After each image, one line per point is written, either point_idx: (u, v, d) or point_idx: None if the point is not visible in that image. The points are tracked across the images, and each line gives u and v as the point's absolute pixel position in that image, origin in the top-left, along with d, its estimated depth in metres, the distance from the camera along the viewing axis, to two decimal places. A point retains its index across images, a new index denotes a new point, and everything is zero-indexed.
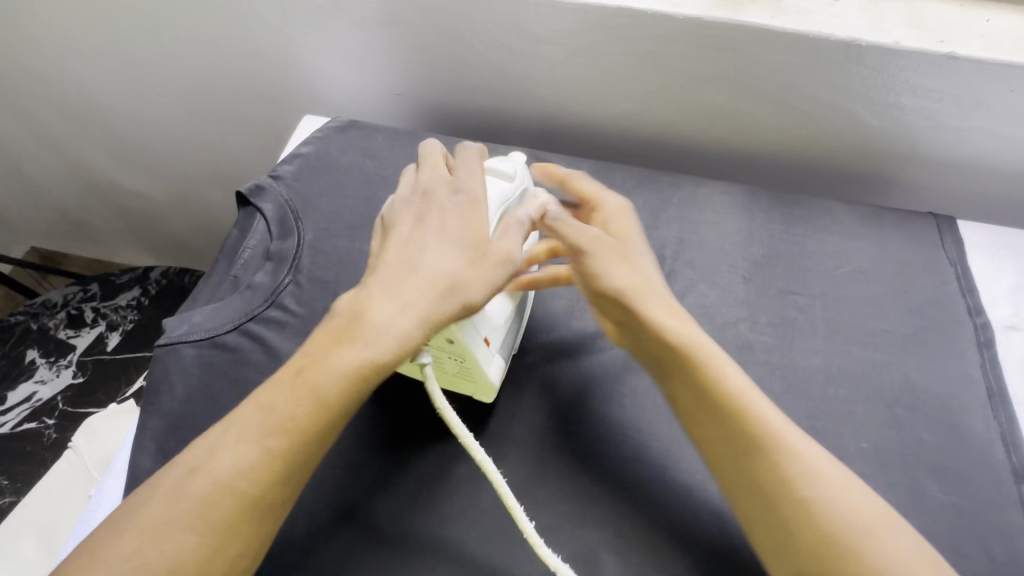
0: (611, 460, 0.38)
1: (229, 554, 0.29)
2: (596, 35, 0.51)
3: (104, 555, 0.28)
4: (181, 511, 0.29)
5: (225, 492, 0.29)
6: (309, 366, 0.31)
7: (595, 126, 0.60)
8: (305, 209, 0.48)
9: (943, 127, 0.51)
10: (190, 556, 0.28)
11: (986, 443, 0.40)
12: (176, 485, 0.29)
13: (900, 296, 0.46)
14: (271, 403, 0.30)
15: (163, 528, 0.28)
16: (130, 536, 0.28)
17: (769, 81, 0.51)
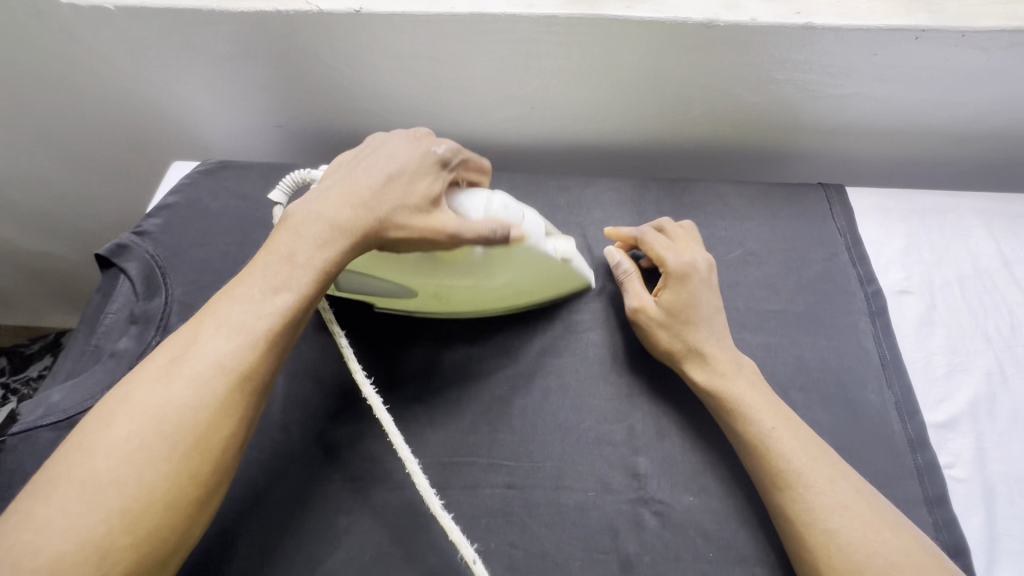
0: (501, 489, 0.38)
1: (215, 425, 0.31)
2: (461, 44, 0.50)
3: (97, 436, 0.30)
4: (173, 386, 0.31)
5: (219, 372, 0.32)
6: (277, 246, 0.35)
7: (488, 137, 0.61)
8: (170, 262, 0.46)
9: (818, 95, 0.53)
10: (179, 425, 0.30)
11: (882, 414, 0.40)
12: (164, 367, 0.32)
13: (792, 273, 0.47)
14: (249, 284, 0.34)
15: (153, 415, 0.30)
16: (121, 412, 0.30)
17: (642, 71, 0.52)
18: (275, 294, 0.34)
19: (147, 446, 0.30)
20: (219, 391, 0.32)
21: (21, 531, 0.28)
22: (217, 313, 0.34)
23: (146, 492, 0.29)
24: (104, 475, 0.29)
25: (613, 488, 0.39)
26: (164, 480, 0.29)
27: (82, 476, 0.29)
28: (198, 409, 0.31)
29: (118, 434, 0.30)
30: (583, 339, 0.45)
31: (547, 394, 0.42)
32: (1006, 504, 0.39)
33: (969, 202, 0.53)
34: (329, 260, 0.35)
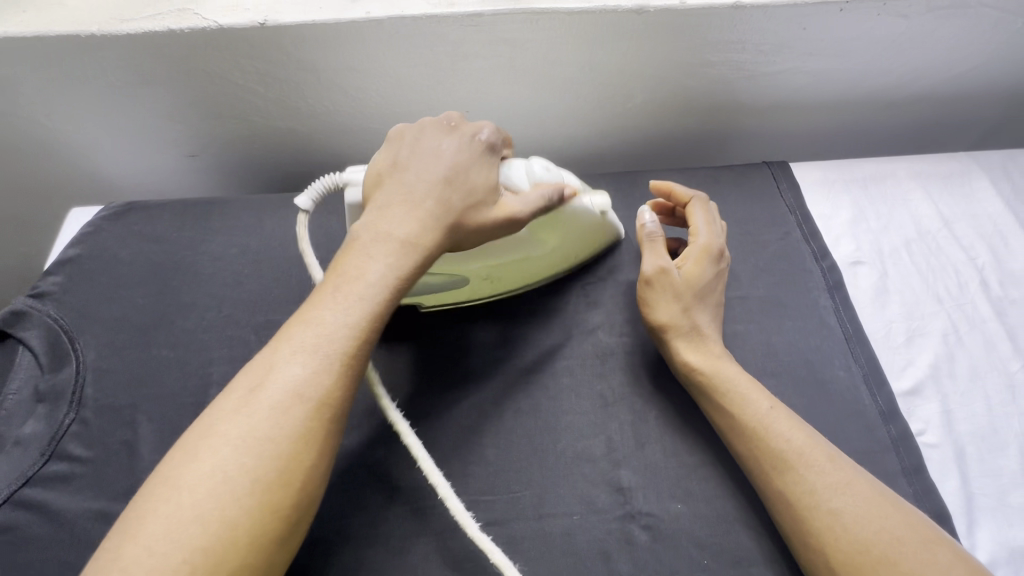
0: (507, 504, 0.49)
1: (294, 449, 0.42)
2: (394, 50, 0.64)
3: (187, 465, 0.41)
4: (253, 420, 0.42)
5: (297, 402, 0.43)
6: (359, 271, 0.48)
7: None
8: (77, 329, 0.60)
9: (753, 74, 0.69)
10: (263, 452, 0.41)
11: (852, 387, 0.51)
12: (240, 402, 0.43)
13: (749, 253, 0.59)
14: (325, 315, 0.46)
15: (240, 444, 0.41)
16: (213, 441, 0.42)
17: (576, 70, 0.67)
18: (348, 317, 0.46)
19: (230, 477, 0.40)
20: (297, 418, 0.43)
21: (124, 559, 0.37)
22: (297, 340, 0.45)
23: (228, 523, 0.39)
24: (200, 505, 0.39)
25: (599, 505, 0.49)
26: (242, 509, 0.40)
27: (178, 507, 0.39)
28: (276, 438, 0.42)
29: (212, 460, 0.41)
30: (564, 365, 0.56)
31: (551, 413, 0.53)
32: (975, 462, 0.51)
33: (907, 167, 0.71)
34: (399, 276, 0.48)
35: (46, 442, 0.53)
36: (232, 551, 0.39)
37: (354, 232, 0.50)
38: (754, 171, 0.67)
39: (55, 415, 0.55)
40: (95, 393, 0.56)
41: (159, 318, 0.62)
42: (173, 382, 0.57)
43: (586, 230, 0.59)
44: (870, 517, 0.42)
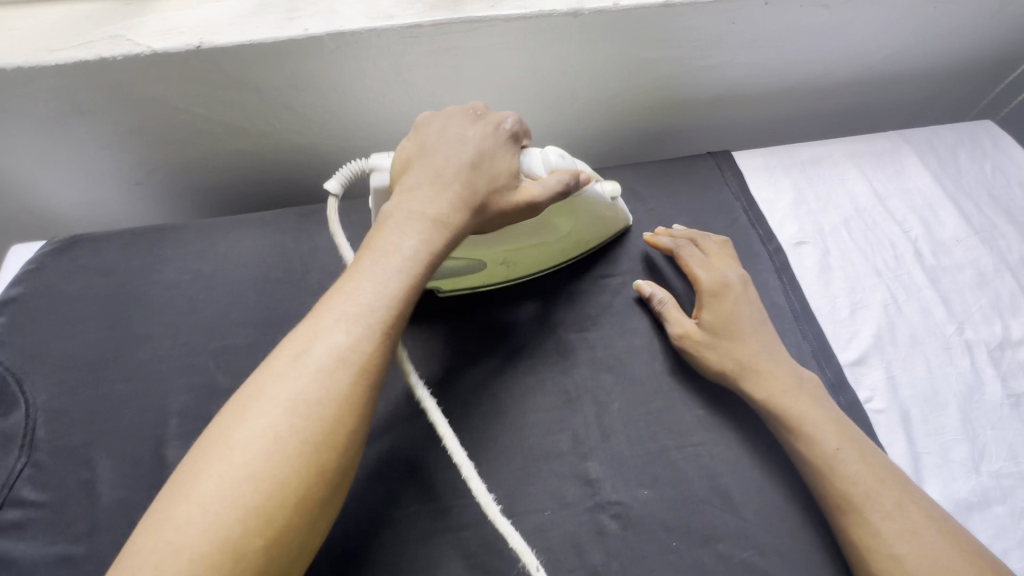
0: (653, 478, 0.54)
1: (385, 345, 0.45)
2: (594, 49, 0.71)
3: (319, 327, 0.44)
4: (361, 307, 0.45)
5: (388, 304, 0.46)
6: (437, 209, 0.51)
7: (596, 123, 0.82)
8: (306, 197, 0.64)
9: (865, 55, 0.79)
10: (360, 337, 0.44)
11: (960, 434, 0.58)
12: (356, 288, 0.46)
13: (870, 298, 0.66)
14: (410, 236, 0.49)
15: (349, 328, 0.44)
16: (328, 314, 0.45)
17: (732, 53, 0.75)
18: (419, 247, 0.49)
19: (333, 349, 0.43)
20: (379, 321, 0.45)
21: (272, 392, 0.42)
22: (378, 253, 0.49)
23: (328, 394, 0.42)
24: (320, 369, 0.42)
25: (737, 494, 0.54)
26: (340, 389, 0.42)
27: (299, 364, 0.43)
28: (372, 328, 0.45)
29: (323, 335, 0.44)
30: None
31: (691, 404, 0.58)
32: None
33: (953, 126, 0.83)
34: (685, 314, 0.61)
35: (257, 334, 0.61)
36: (330, 423, 0.41)
37: (443, 164, 0.54)
38: (886, 236, 0.72)
39: (266, 313, 0.63)
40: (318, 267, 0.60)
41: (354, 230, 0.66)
42: None
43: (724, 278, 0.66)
44: (933, 566, 0.46)
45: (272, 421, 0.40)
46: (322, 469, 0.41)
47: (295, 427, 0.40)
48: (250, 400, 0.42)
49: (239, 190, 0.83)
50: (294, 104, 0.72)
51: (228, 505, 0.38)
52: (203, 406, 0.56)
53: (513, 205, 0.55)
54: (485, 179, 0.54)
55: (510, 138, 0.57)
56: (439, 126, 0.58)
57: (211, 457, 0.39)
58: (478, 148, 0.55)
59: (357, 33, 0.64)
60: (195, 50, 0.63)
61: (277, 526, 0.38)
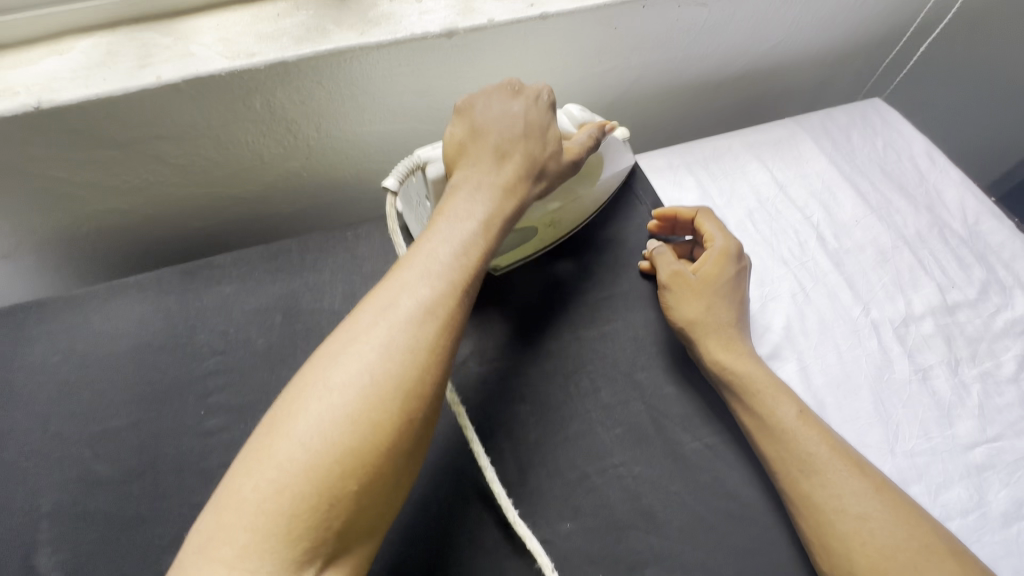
0: (574, 508, 0.52)
1: (462, 299, 0.46)
2: (478, 67, 0.69)
3: (398, 281, 0.45)
4: (438, 261, 0.47)
5: (461, 258, 0.48)
6: (497, 175, 0.53)
7: None
8: (241, 297, 0.64)
9: (750, 49, 0.80)
10: (440, 290, 0.45)
11: (876, 414, 0.58)
12: (432, 244, 0.48)
13: (779, 287, 0.66)
14: (473, 200, 0.51)
15: (431, 282, 0.45)
16: (407, 266, 0.46)
17: (621, 57, 0.74)
18: (491, 211, 0.51)
19: (418, 304, 0.44)
20: (461, 277, 0.47)
21: (362, 338, 0.42)
22: (453, 215, 0.50)
23: (420, 343, 0.43)
24: (408, 318, 0.43)
25: (662, 508, 0.52)
26: (430, 338, 0.43)
27: (388, 311, 0.43)
28: (450, 283, 0.46)
29: (407, 289, 0.45)
30: (623, 376, 0.59)
31: (611, 422, 0.57)
32: (937, 376, 0.60)
33: (845, 108, 0.84)
34: (670, 271, 0.62)
35: (138, 411, 0.56)
36: (422, 370, 0.42)
37: (502, 141, 0.54)
38: (790, 225, 0.72)
39: (149, 387, 0.57)
40: (272, 337, 0.61)
41: (252, 294, 0.64)
42: (254, 370, 0.59)
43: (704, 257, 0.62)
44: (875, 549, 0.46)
45: (366, 367, 0.41)
46: (417, 412, 0.41)
47: (392, 374, 0.41)
48: (342, 346, 0.42)
49: (125, 250, 0.77)
50: (166, 154, 0.67)
51: (329, 445, 0.38)
52: (79, 503, 0.51)
53: (565, 166, 0.58)
54: (542, 147, 0.56)
55: (549, 108, 0.58)
56: (483, 103, 0.56)
57: (304, 400, 0.40)
58: (529, 121, 0.55)
59: (216, 75, 0.60)
60: (34, 111, 0.57)
61: (376, 469, 0.39)
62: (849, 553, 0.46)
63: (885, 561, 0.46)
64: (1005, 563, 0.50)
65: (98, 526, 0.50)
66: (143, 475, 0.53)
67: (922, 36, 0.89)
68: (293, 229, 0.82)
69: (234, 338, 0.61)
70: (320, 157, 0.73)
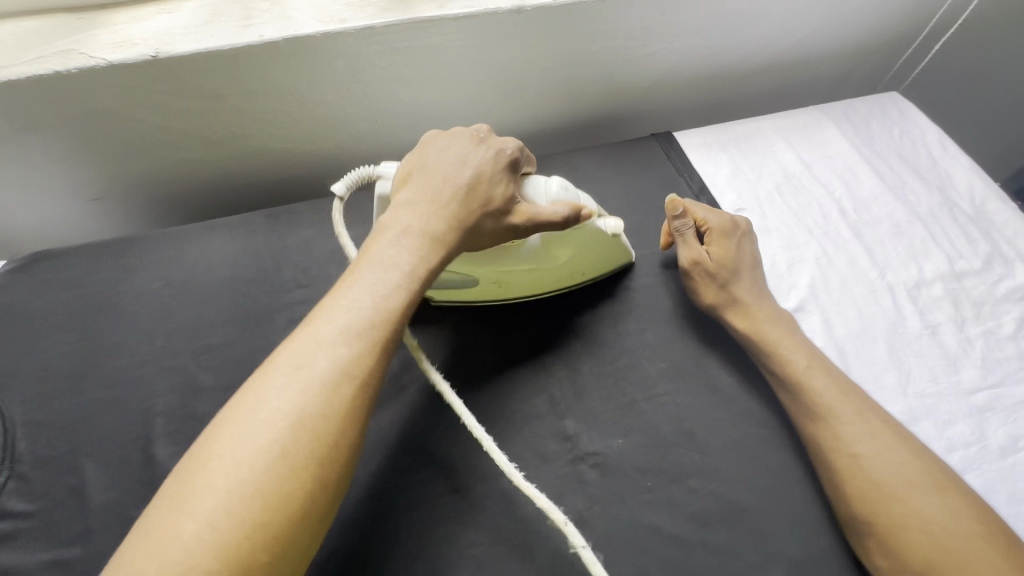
0: (624, 426, 0.59)
1: (379, 359, 0.46)
2: (540, 43, 0.76)
3: (310, 341, 0.44)
4: (351, 320, 0.46)
5: (379, 315, 0.47)
6: (426, 227, 0.52)
7: (547, 111, 0.87)
8: (321, 239, 0.70)
9: (782, 40, 0.88)
10: (357, 350, 0.45)
11: (891, 362, 0.65)
12: (348, 302, 0.47)
13: (805, 251, 0.74)
14: (399, 253, 0.50)
15: (349, 340, 0.45)
16: (318, 327, 0.45)
17: (666, 41, 0.82)
18: (415, 261, 0.50)
19: (331, 367, 0.43)
20: (378, 334, 0.46)
21: (268, 402, 0.41)
22: (376, 264, 0.49)
23: (331, 409, 0.42)
24: (323, 379, 0.43)
25: (702, 430, 0.59)
26: (346, 399, 0.43)
27: (301, 374, 0.42)
28: (366, 343, 0.45)
29: (325, 347, 0.44)
30: (667, 321, 0.66)
31: (655, 359, 0.63)
32: (945, 332, 0.67)
33: (866, 99, 0.92)
34: (686, 256, 0.67)
35: (235, 331, 0.63)
36: (337, 438, 0.42)
37: (439, 186, 0.54)
38: (815, 199, 0.79)
39: (243, 312, 0.64)
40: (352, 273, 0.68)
41: (332, 237, 0.71)
42: None
43: (715, 244, 0.68)
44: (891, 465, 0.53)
45: (272, 434, 0.40)
46: (329, 477, 0.41)
47: (302, 443, 0.40)
48: (248, 412, 0.41)
49: (200, 198, 0.83)
50: (254, 110, 0.73)
51: (230, 528, 0.37)
52: (188, 404, 0.57)
53: (504, 227, 0.55)
54: (480, 201, 0.54)
55: (511, 163, 0.57)
56: (443, 143, 0.58)
57: (206, 475, 0.38)
58: (477, 173, 0.55)
59: (311, 37, 0.67)
60: (150, 60, 0.64)
61: (288, 540, 0.38)
62: None
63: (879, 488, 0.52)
64: (1002, 486, 0.57)
65: (206, 423, 0.56)
66: (243, 384, 0.59)
67: (938, 36, 0.97)
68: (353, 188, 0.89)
69: (317, 273, 0.68)
70: (388, 121, 0.80)
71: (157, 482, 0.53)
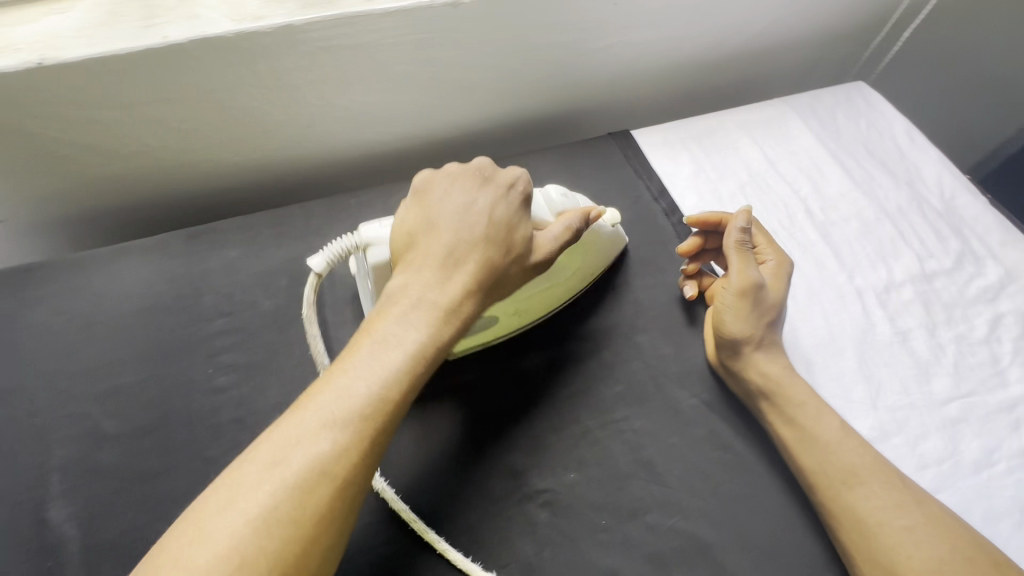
0: (577, 458, 0.54)
1: (366, 454, 0.42)
2: (482, 40, 0.70)
3: (296, 430, 0.41)
4: (342, 408, 0.42)
5: (370, 404, 0.43)
6: (424, 296, 0.48)
7: (497, 111, 0.81)
8: (245, 261, 0.64)
9: (744, 30, 0.83)
10: (343, 444, 0.41)
11: (860, 372, 0.61)
12: (341, 385, 0.43)
13: None
14: (393, 332, 0.46)
15: (335, 434, 0.41)
16: (299, 414, 0.42)
17: (620, 34, 0.76)
18: (417, 338, 0.46)
19: (315, 464, 0.40)
20: (366, 426, 0.42)
21: (239, 503, 0.38)
22: (373, 344, 0.46)
23: (304, 513, 0.38)
24: (298, 480, 0.39)
25: (661, 458, 0.55)
26: (323, 502, 0.39)
27: (279, 472, 0.39)
28: (354, 438, 0.41)
29: (305, 441, 0.40)
30: (624, 338, 0.62)
31: (611, 380, 0.59)
32: (916, 339, 0.64)
33: (832, 89, 0.88)
34: (747, 278, 0.59)
35: (146, 369, 0.56)
36: (302, 541, 0.38)
37: (455, 243, 0.51)
38: (779, 198, 0.75)
39: (156, 347, 0.58)
40: (280, 298, 0.62)
41: (258, 257, 0.65)
42: (262, 331, 0.59)
43: (767, 279, 0.61)
44: (863, 491, 0.50)
45: (237, 540, 0.36)
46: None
47: (267, 550, 0.37)
48: (218, 512, 0.38)
49: (119, 215, 0.76)
50: (168, 120, 0.67)
51: None
52: (89, 457, 0.51)
53: (529, 267, 0.54)
54: (502, 250, 0.52)
55: (523, 201, 0.55)
56: (444, 190, 0.55)
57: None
58: (490, 220, 0.53)
59: (221, 38, 0.60)
60: (37, 68, 0.57)
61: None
62: (833, 494, 0.50)
63: (849, 518, 0.49)
64: (976, 504, 0.54)
65: (110, 479, 0.50)
66: (152, 430, 0.53)
67: (904, 22, 0.94)
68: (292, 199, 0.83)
69: (240, 299, 0.61)
70: (322, 127, 0.74)
71: (51, 551, 0.47)
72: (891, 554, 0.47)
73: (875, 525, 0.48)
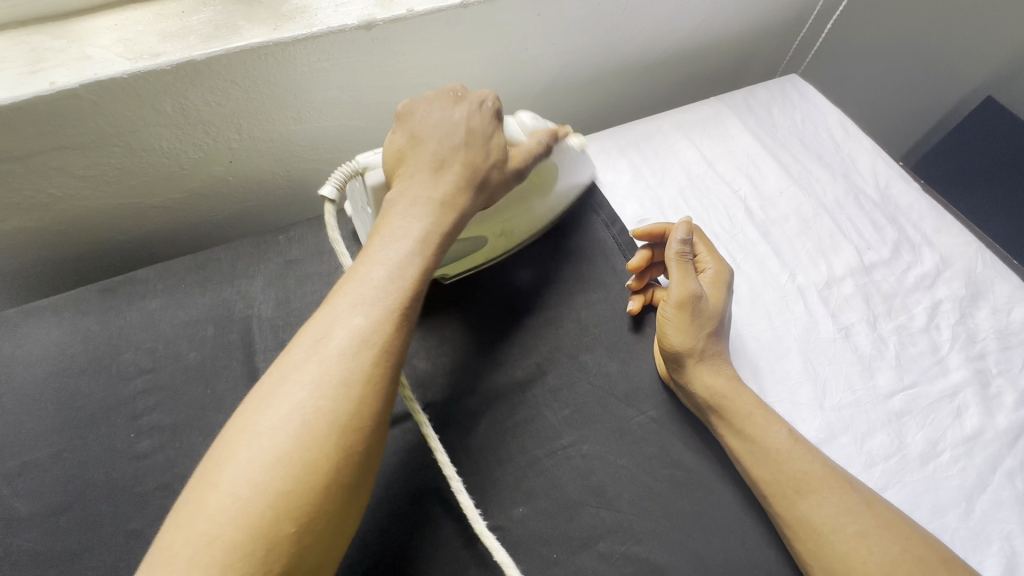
0: (527, 489, 0.53)
1: (396, 326, 0.44)
2: (404, 59, 0.68)
3: (329, 315, 0.43)
4: (368, 290, 0.44)
5: (394, 285, 0.45)
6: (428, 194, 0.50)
7: None
8: (168, 311, 0.61)
9: (674, 30, 0.82)
10: (376, 318, 0.43)
11: (807, 373, 0.61)
12: (364, 272, 0.45)
13: None
14: (404, 225, 0.48)
15: (366, 311, 0.43)
16: (329, 306, 0.44)
17: (548, 43, 0.74)
18: (427, 229, 0.49)
19: (353, 337, 0.42)
20: (394, 305, 0.44)
21: (293, 377, 0.40)
22: (387, 238, 0.48)
23: (354, 375, 0.40)
24: (342, 352, 0.41)
25: (612, 482, 0.53)
26: (368, 368, 0.41)
27: (322, 348, 0.41)
28: (383, 314, 0.43)
29: (340, 321, 0.42)
30: (569, 359, 0.60)
31: (558, 404, 0.57)
32: (859, 333, 0.64)
33: (766, 84, 0.88)
34: (689, 290, 0.58)
35: (63, 439, 0.53)
36: (356, 401, 0.40)
37: (440, 151, 0.52)
38: (719, 200, 0.75)
39: (72, 414, 0.54)
40: (207, 348, 0.58)
41: (182, 306, 0.61)
42: (189, 385, 0.56)
43: (707, 287, 0.61)
44: (812, 500, 0.49)
45: (299, 404, 0.39)
46: (353, 446, 0.39)
47: (325, 408, 0.39)
48: (274, 387, 0.40)
49: (34, 268, 0.72)
50: (72, 167, 0.62)
51: (262, 488, 0.36)
52: (2, 543, 0.48)
53: (509, 175, 0.56)
54: (485, 157, 0.54)
55: (494, 115, 0.56)
56: (424, 110, 0.55)
57: (236, 445, 0.37)
58: (471, 129, 0.54)
59: (117, 79, 0.56)
60: None
61: (317, 507, 0.37)
62: (783, 504, 0.50)
63: (798, 529, 0.49)
64: (924, 498, 0.54)
65: (26, 565, 0.47)
66: (70, 506, 0.50)
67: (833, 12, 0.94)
68: (224, 233, 0.80)
69: (163, 354, 0.58)
70: (245, 159, 0.71)
71: None
72: (843, 563, 0.46)
73: (825, 534, 0.48)
